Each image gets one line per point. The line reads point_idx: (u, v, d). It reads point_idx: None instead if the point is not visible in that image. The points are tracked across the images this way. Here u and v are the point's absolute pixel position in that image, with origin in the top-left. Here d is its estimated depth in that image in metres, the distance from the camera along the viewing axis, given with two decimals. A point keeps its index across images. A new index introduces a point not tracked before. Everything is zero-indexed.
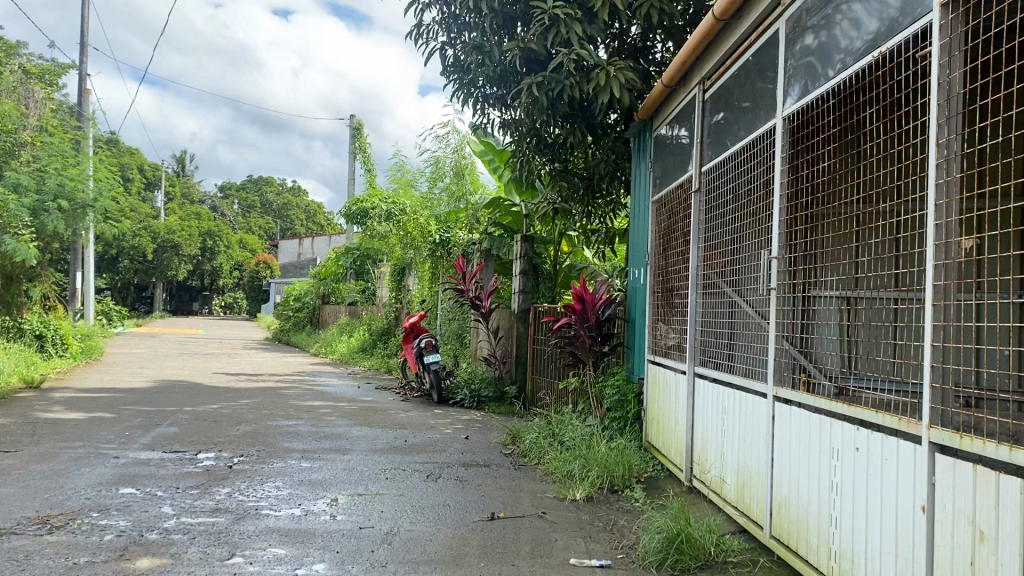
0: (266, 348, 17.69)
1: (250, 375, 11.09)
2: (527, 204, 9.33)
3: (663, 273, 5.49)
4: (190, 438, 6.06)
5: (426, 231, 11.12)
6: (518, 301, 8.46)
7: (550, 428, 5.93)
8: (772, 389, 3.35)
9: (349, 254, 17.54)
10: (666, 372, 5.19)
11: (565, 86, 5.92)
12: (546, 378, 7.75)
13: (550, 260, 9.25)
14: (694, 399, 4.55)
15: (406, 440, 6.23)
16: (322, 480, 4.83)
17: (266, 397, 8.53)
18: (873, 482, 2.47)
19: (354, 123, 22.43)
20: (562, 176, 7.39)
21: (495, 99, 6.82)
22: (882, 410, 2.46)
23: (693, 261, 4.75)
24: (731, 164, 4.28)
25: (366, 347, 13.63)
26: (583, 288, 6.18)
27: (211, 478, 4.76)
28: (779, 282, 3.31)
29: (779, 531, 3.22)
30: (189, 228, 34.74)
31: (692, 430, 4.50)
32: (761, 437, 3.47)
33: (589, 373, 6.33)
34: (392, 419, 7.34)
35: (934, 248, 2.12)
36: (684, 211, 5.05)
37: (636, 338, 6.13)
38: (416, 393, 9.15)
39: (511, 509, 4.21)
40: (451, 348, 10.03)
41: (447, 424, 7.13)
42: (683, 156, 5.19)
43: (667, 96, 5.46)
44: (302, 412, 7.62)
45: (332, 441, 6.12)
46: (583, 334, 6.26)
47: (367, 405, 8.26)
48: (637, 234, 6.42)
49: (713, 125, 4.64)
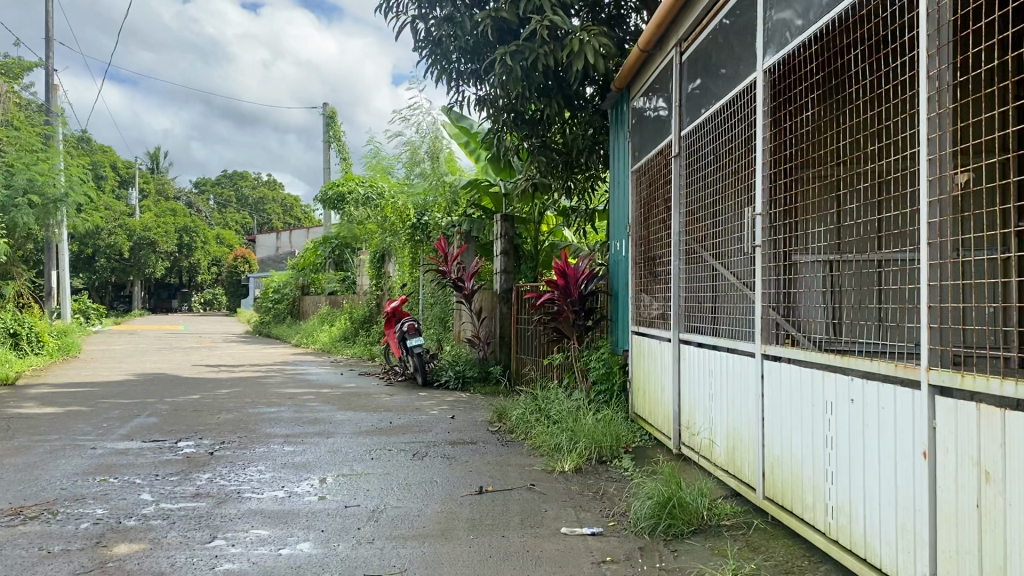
0: (246, 341, 17.49)
1: (231, 367, 10.95)
2: (506, 183, 9.24)
3: (645, 244, 5.42)
4: (170, 427, 5.95)
5: (405, 215, 11.01)
6: (501, 280, 8.39)
7: (536, 403, 5.87)
8: (760, 347, 3.30)
9: (328, 243, 17.37)
10: (651, 341, 5.14)
11: (539, 55, 5.83)
12: (532, 355, 7.71)
13: (530, 240, 9.17)
14: (680, 365, 4.49)
15: (390, 422, 6.15)
16: (305, 462, 4.73)
17: (247, 387, 8.41)
18: (869, 433, 2.42)
19: (327, 111, 22.24)
20: (539, 151, 7.25)
21: (470, 74, 6.70)
22: (876, 358, 2.41)
23: (675, 229, 4.68)
24: (711, 126, 4.21)
25: (348, 336, 13.51)
26: (565, 263, 6.10)
27: (191, 465, 4.65)
28: (764, 238, 3.26)
29: (773, 492, 3.16)
30: (165, 225, 34.35)
31: (679, 397, 4.45)
32: (750, 398, 3.41)
33: (574, 348, 6.27)
34: (376, 402, 7.25)
35: (928, 185, 2.06)
36: (664, 178, 4.97)
37: (620, 311, 6.07)
38: (400, 377, 9.06)
39: (499, 483, 4.14)
40: (434, 331, 9.93)
41: (432, 406, 7.05)
42: (661, 124, 5.11)
43: (643, 62, 5.36)
44: (284, 399, 7.51)
45: (316, 425, 6.02)
46: (566, 310, 6.17)
47: (351, 391, 8.15)
48: (618, 206, 6.35)
49: (691, 90, 4.57)
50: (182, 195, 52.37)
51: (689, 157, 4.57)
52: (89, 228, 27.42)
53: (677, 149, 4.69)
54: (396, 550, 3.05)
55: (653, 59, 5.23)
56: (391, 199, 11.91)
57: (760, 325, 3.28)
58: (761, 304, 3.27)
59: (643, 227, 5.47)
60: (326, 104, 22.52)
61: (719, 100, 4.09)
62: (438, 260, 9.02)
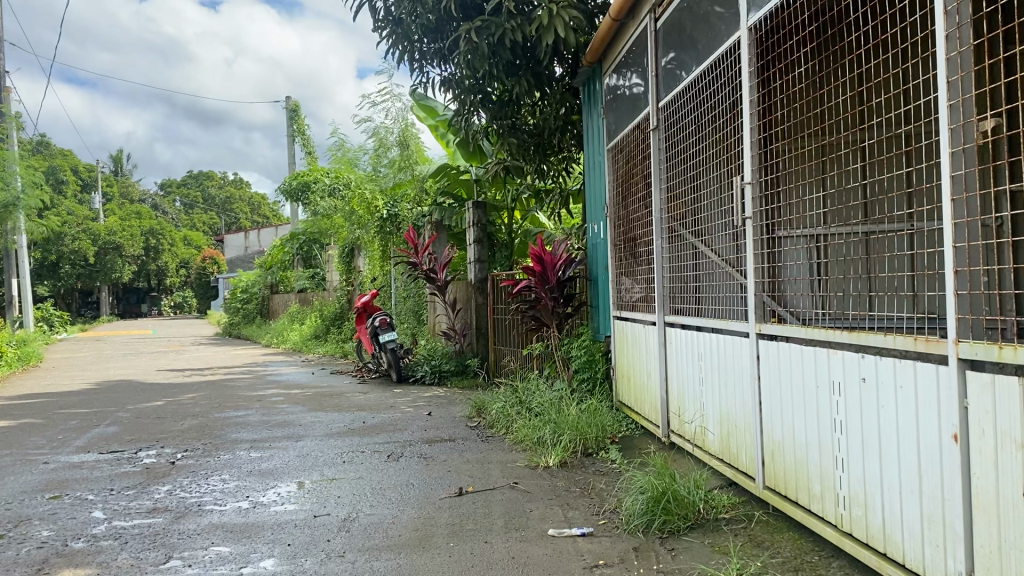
0: (216, 343, 17.06)
1: (198, 370, 10.58)
2: (477, 169, 8.99)
3: (624, 224, 5.18)
4: (129, 437, 5.63)
5: (373, 207, 10.70)
6: (474, 270, 8.13)
7: (515, 396, 5.63)
8: (754, 326, 3.07)
9: (296, 240, 16.99)
10: (634, 326, 4.91)
11: (506, 30, 5.58)
12: (509, 346, 7.47)
13: (504, 227, 8.97)
14: (665, 349, 4.27)
15: (364, 422, 5.87)
16: (273, 469, 4.45)
17: (214, 390, 8.08)
18: (886, 415, 2.20)
19: (290, 105, 21.83)
20: (509, 133, 7.01)
21: (436, 55, 6.42)
22: (891, 333, 2.20)
23: (655, 207, 4.44)
24: (691, 94, 3.99)
25: (320, 334, 13.17)
26: (541, 249, 5.83)
27: (150, 477, 4.36)
28: (754, 210, 3.06)
29: (773, 481, 2.94)
30: (129, 228, 33.65)
31: (666, 383, 4.22)
32: (745, 382, 3.18)
33: (553, 336, 6.03)
34: (349, 402, 6.95)
35: (948, 134, 1.83)
36: (642, 154, 4.73)
37: (600, 296, 5.84)
38: (374, 374, 8.77)
39: (480, 482, 3.89)
40: (407, 326, 9.64)
41: (408, 403, 6.77)
42: (637, 98, 4.88)
43: (616, 33, 5.11)
44: (253, 401, 7.20)
45: (285, 428, 5.73)
46: (544, 297, 5.92)
47: (323, 390, 7.85)
48: (594, 188, 6.12)
49: (667, 61, 4.33)
50: (147, 197, 51.45)
51: (668, 128, 4.34)
52: (50, 234, 26.75)
53: (655, 123, 4.45)
54: (369, 563, 2.78)
55: (626, 30, 4.99)
56: (359, 191, 11.58)
57: (751, 304, 3.05)
58: (752, 282, 3.04)
59: (622, 207, 5.23)
60: (289, 97, 22.06)
61: (697, 68, 3.86)
62: (409, 251, 8.73)
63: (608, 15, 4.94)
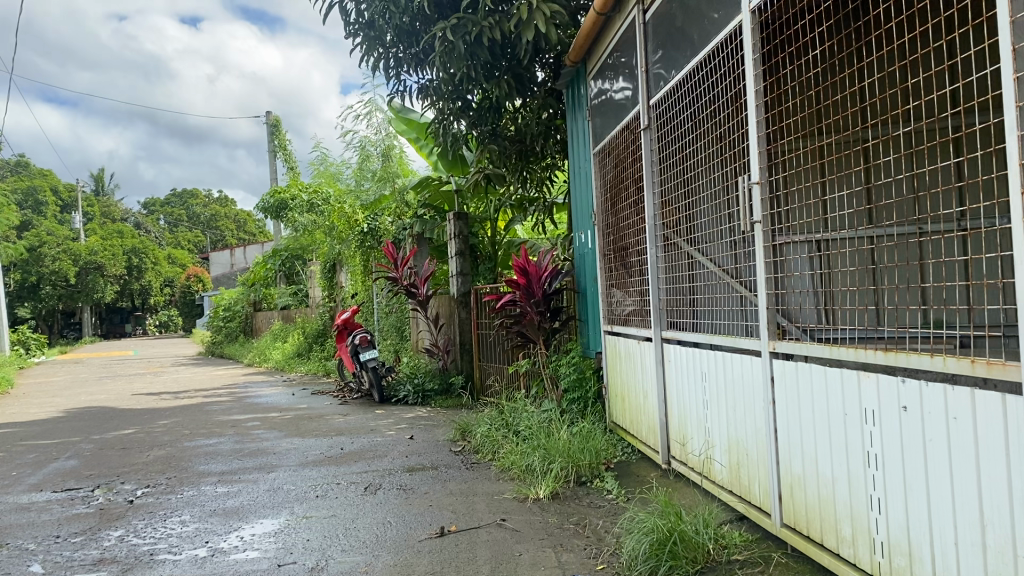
0: (196, 363, 16.59)
1: (174, 394, 10.15)
2: (459, 180, 8.66)
3: (615, 232, 4.84)
4: (88, 472, 5.23)
5: (353, 221, 10.34)
6: (457, 284, 7.77)
7: (502, 418, 5.28)
8: (766, 344, 2.74)
9: (277, 256, 16.59)
10: (628, 341, 4.58)
11: (483, 28, 5.27)
12: (495, 364, 7.12)
13: (487, 239, 8.72)
14: (664, 367, 3.93)
15: (341, 449, 5.50)
16: (238, 508, 4.07)
17: (186, 416, 7.67)
18: (936, 452, 1.87)
19: (270, 118, 21.48)
20: (490, 140, 6.68)
21: (412, 60, 6.09)
22: (940, 353, 1.88)
23: (648, 213, 4.11)
24: (687, 88, 3.66)
25: (301, 352, 12.76)
26: (525, 260, 5.51)
27: (103, 520, 3.97)
28: (763, 212, 2.73)
29: (793, 520, 2.60)
30: (110, 248, 33.09)
31: (666, 405, 3.89)
32: (757, 408, 2.84)
33: (541, 353, 5.68)
34: (327, 426, 6.57)
35: (1015, 113, 1.59)
36: (632, 156, 4.41)
37: (589, 310, 5.51)
38: (355, 395, 8.39)
39: (464, 520, 3.53)
40: (390, 343, 9.25)
41: (389, 426, 6.40)
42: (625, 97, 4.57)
43: (601, 27, 4.80)
44: (226, 428, 6.80)
45: (256, 459, 5.35)
46: (529, 312, 5.58)
47: (301, 414, 7.46)
48: (581, 195, 5.79)
49: (657, 56, 4.01)
50: (129, 217, 50.92)
51: (662, 127, 4.02)
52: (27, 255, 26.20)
53: (645, 123, 4.13)
54: None
55: (612, 25, 4.68)
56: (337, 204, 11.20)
57: (764, 320, 2.73)
58: (764, 296, 2.71)
59: (611, 213, 4.90)
60: (268, 111, 21.72)
61: (689, 64, 3.55)
62: (388, 266, 8.37)
63: (592, 8, 4.63)
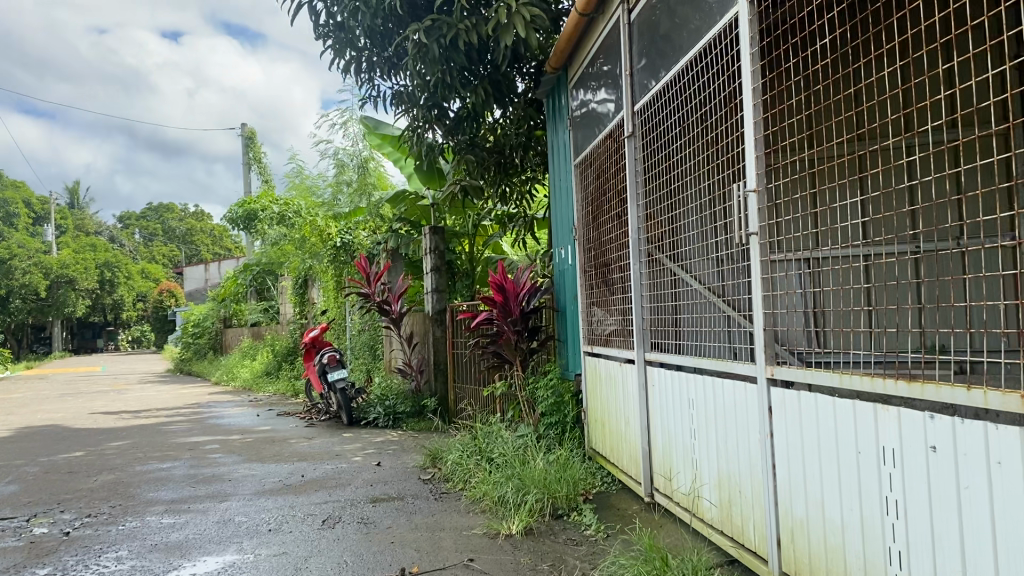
0: (165, 381, 16.12)
1: (135, 413, 9.74)
2: (436, 193, 8.36)
3: (596, 248, 4.56)
4: (28, 499, 4.85)
5: (325, 235, 10.01)
6: (432, 301, 7.40)
7: (475, 444, 4.97)
8: (764, 370, 2.45)
9: (249, 271, 16.19)
10: (609, 363, 4.29)
11: (458, 31, 5.00)
12: (469, 385, 6.81)
13: (464, 254, 8.45)
14: (647, 392, 3.64)
15: (303, 476, 5.16)
16: (183, 542, 3.73)
17: (143, 437, 7.28)
18: (972, 503, 1.59)
19: (246, 131, 21.14)
20: (467, 150, 6.39)
21: (385, 65, 5.81)
22: (977, 387, 1.59)
23: (632, 226, 3.82)
24: (674, 91, 3.37)
25: (270, 371, 12.37)
26: (502, 276, 5.24)
27: (31, 555, 3.61)
28: (761, 223, 2.44)
29: (794, 568, 2.32)
30: (81, 261, 32.46)
31: (649, 433, 3.59)
32: (752, 441, 2.56)
33: (518, 375, 5.37)
34: (291, 451, 6.21)
35: None
36: (615, 165, 4.12)
37: (568, 330, 5.22)
38: (323, 417, 8.06)
39: (428, 559, 3.21)
40: (362, 362, 8.90)
41: (356, 451, 6.06)
42: (609, 103, 4.29)
43: (585, 29, 4.53)
44: (183, 450, 6.43)
45: (211, 485, 4.99)
46: (506, 331, 5.29)
47: (264, 437, 7.09)
48: (561, 210, 5.52)
49: (643, 58, 3.72)
50: (103, 231, 50.26)
51: (646, 134, 3.74)
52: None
53: (629, 130, 3.85)
54: None
55: (595, 28, 4.42)
56: (311, 218, 10.87)
57: (761, 344, 2.44)
58: (761, 317, 2.42)
59: (593, 228, 4.61)
60: (245, 124, 21.42)
61: (676, 67, 3.28)
62: (360, 282, 8.05)
63: (574, 9, 4.35)
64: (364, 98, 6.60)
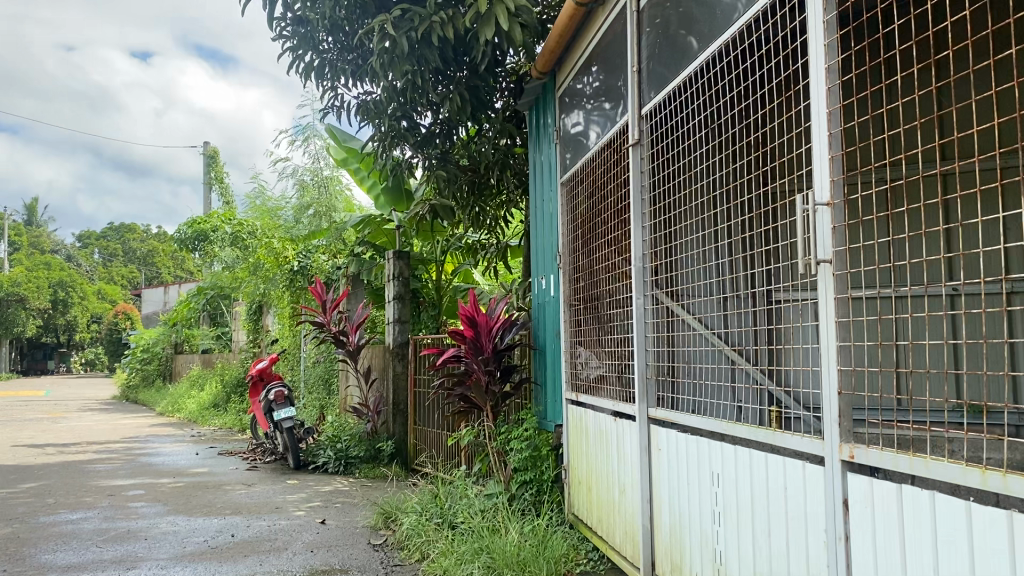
0: (107, 409, 15.13)
1: (62, 447, 8.84)
2: (402, 216, 7.70)
3: (586, 278, 3.90)
4: None
5: (281, 257, 9.28)
6: (393, 333, 6.69)
7: (435, 504, 4.26)
8: (836, 452, 1.79)
9: (203, 295, 15.35)
10: (597, 417, 3.63)
11: (432, 23, 4.43)
12: (431, 430, 6.11)
13: (431, 282, 7.84)
14: (649, 457, 3.00)
15: (233, 537, 4.41)
16: None
17: (61, 478, 6.44)
18: None
19: (207, 150, 20.37)
20: (439, 166, 5.76)
21: (349, 68, 5.19)
22: None
23: (636, 255, 3.15)
24: (697, 95, 2.72)
25: (219, 403, 11.53)
26: (473, 307, 4.60)
27: None
28: (835, 248, 1.79)
29: None
30: (32, 279, 31.15)
31: (652, 508, 2.94)
32: (812, 544, 1.92)
33: (488, 423, 4.69)
34: (226, 500, 5.44)
35: None
36: (614, 178, 3.49)
37: (548, 372, 4.57)
38: (269, 458, 7.29)
39: None
40: (315, 397, 8.14)
41: (300, 503, 5.31)
42: (606, 107, 3.68)
43: (578, 26, 3.94)
44: (101, 496, 5.62)
45: (122, 546, 4.22)
46: (476, 371, 4.62)
47: (199, 481, 6.30)
48: (543, 236, 4.89)
49: (655, 55, 3.06)
50: (60, 249, 48.91)
51: (657, 143, 3.09)
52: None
53: (634, 137, 3.19)
54: None
55: (591, 23, 3.83)
56: (267, 239, 10.15)
57: (834, 413, 1.79)
58: (836, 376, 1.77)
59: (582, 253, 3.96)
60: (207, 142, 20.67)
61: (698, 59, 2.64)
62: (315, 309, 7.33)
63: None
64: (325, 107, 5.96)
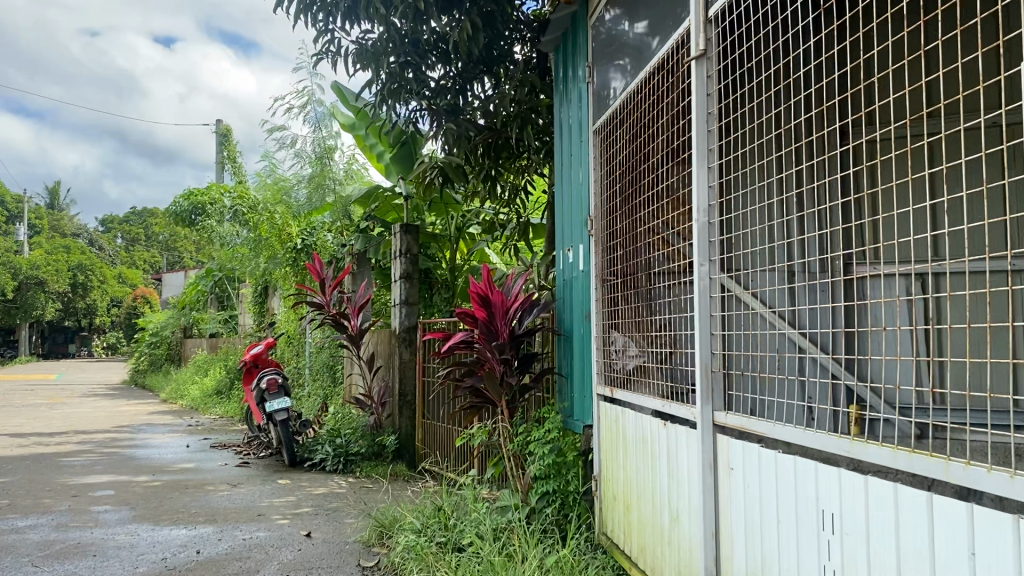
0: (114, 395, 14.54)
1: (47, 436, 8.21)
2: (408, 186, 6.94)
3: (626, 243, 3.12)
4: None
5: (284, 235, 8.56)
6: (399, 316, 5.97)
7: (438, 521, 3.53)
8: None
9: (211, 277, 14.70)
10: (636, 420, 2.88)
11: None
12: (440, 426, 5.38)
13: (445, 263, 7.11)
14: (713, 476, 2.24)
15: (199, 553, 3.70)
16: None
17: (29, 473, 5.78)
18: None
19: (220, 129, 19.75)
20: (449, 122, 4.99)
21: (343, 3, 4.52)
22: None
23: (701, 206, 2.35)
24: None
25: (222, 391, 10.85)
26: (485, 284, 3.85)
27: None
28: None
29: None
30: (50, 262, 30.80)
31: (717, 548, 2.20)
32: None
33: (503, 421, 3.95)
34: (203, 505, 4.74)
35: None
36: (666, 113, 2.71)
37: (574, 362, 3.82)
38: (263, 453, 6.59)
39: None
40: (320, 385, 7.45)
41: (286, 509, 4.60)
42: (654, 26, 2.95)
43: None
44: (64, 497, 4.94)
45: (63, 564, 3.53)
46: (488, 360, 3.87)
47: (180, 478, 5.61)
48: (568, 202, 4.15)
49: None
50: (81, 232, 48.88)
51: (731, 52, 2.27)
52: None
53: (698, 48, 2.38)
54: None
55: None
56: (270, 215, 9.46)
57: None
58: None
59: (619, 213, 3.20)
60: (220, 120, 20.02)
61: None
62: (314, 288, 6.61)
63: None
64: (319, 55, 5.22)
